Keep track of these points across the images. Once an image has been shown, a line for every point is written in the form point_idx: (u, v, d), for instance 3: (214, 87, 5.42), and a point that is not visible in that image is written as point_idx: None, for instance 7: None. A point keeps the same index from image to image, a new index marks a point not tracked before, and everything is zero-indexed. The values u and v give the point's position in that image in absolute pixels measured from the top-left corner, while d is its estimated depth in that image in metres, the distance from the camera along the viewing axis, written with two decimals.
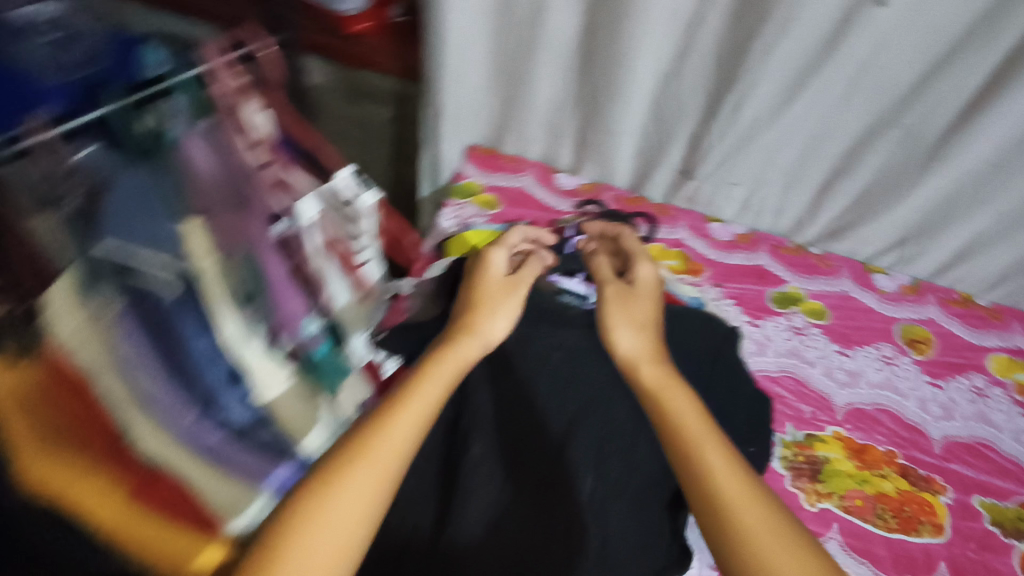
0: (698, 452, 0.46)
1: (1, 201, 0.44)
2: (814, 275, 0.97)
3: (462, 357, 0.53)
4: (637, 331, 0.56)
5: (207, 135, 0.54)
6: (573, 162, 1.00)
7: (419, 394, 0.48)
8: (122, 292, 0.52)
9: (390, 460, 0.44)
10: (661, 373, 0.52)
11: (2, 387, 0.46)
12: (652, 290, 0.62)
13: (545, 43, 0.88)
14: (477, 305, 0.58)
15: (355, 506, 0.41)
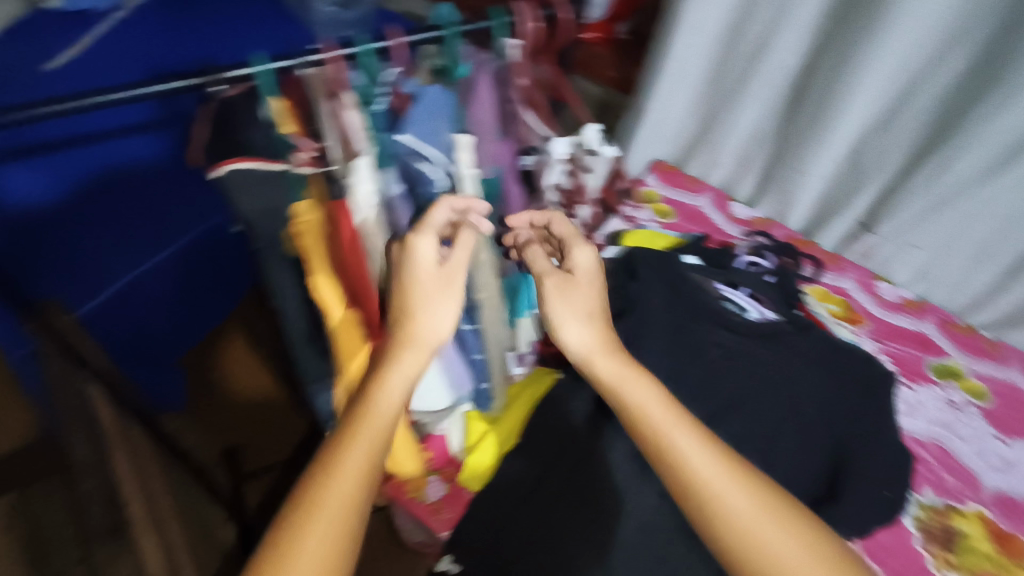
0: (703, 493, 0.48)
1: (342, 82, 0.55)
2: (983, 358, 0.92)
3: (407, 362, 0.54)
4: (588, 322, 0.59)
5: (495, 72, 0.61)
6: (752, 194, 1.06)
7: (382, 381, 0.53)
8: (402, 175, 0.60)
9: (373, 435, 0.50)
10: (618, 364, 0.56)
11: (308, 218, 0.55)
12: (593, 274, 0.63)
13: (760, 76, 0.90)
14: (409, 293, 0.56)
15: (355, 479, 0.47)
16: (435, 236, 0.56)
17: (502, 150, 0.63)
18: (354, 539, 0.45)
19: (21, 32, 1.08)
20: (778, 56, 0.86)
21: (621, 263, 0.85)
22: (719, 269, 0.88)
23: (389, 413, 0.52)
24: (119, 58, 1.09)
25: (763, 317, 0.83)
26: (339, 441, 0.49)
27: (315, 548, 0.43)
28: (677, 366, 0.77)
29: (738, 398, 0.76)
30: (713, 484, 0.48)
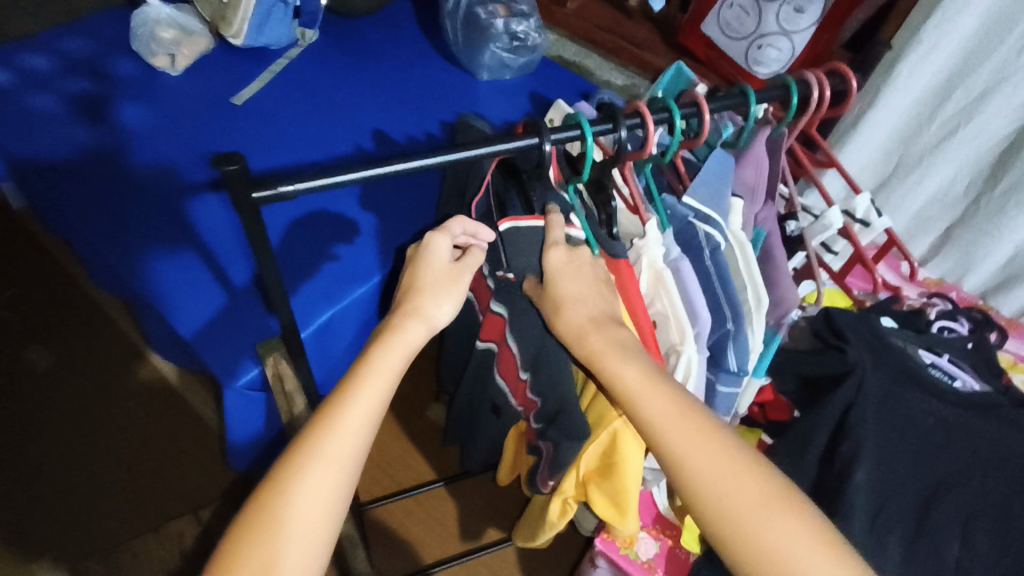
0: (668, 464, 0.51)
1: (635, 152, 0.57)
2: None
3: (406, 342, 0.55)
4: (567, 313, 0.55)
5: (771, 139, 0.62)
6: (926, 254, 1.04)
7: (381, 352, 0.54)
8: (682, 239, 0.59)
9: (361, 413, 0.51)
10: (606, 337, 0.55)
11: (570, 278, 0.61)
12: (559, 268, 0.56)
13: (964, 137, 0.89)
14: (415, 287, 0.58)
15: (341, 451, 0.50)
16: (451, 239, 0.59)
17: (768, 214, 0.63)
18: (337, 508, 0.50)
19: (206, 70, 1.12)
20: (988, 120, 0.86)
21: (818, 321, 0.84)
22: (919, 335, 0.85)
23: (381, 386, 0.53)
24: (295, 93, 1.12)
25: (976, 388, 0.81)
26: (327, 408, 0.51)
27: (292, 518, 0.48)
28: (892, 434, 0.75)
29: (962, 472, 0.74)
30: (676, 448, 0.50)
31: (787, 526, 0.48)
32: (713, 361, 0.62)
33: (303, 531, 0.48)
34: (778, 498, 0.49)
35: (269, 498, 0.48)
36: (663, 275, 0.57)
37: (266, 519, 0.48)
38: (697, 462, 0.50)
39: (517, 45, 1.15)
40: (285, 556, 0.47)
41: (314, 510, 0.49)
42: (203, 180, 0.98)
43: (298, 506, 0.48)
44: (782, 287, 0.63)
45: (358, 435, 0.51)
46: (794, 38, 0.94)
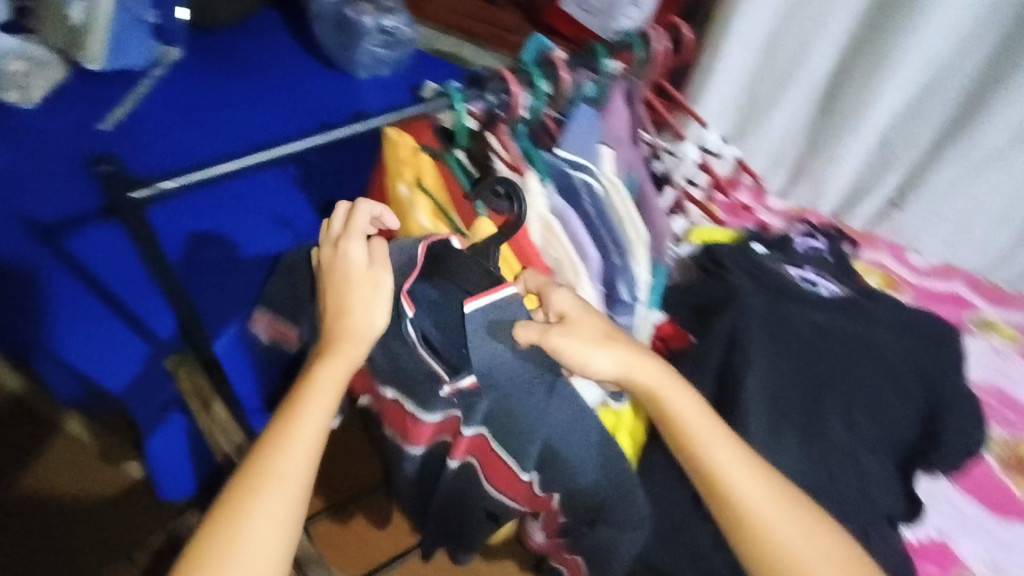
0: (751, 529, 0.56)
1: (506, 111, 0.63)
2: (1008, 307, 1.04)
3: (340, 364, 0.55)
4: (608, 347, 0.57)
5: (627, 90, 0.69)
6: (786, 186, 1.16)
7: (317, 381, 0.54)
8: (562, 187, 0.65)
9: (303, 449, 0.52)
10: (659, 373, 0.59)
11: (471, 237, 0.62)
12: (583, 311, 0.59)
13: (800, 78, 1.01)
14: (345, 305, 0.56)
15: (286, 488, 0.50)
16: (366, 243, 0.58)
17: (634, 158, 0.70)
18: (285, 547, 0.50)
19: (64, 100, 1.06)
20: (818, 60, 0.98)
21: (698, 257, 0.94)
22: (786, 253, 0.96)
23: (324, 407, 0.54)
24: (167, 112, 1.09)
25: (836, 291, 0.92)
26: (271, 440, 0.52)
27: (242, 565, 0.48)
28: (778, 343, 0.82)
29: (839, 365, 0.83)
30: (757, 512, 0.56)
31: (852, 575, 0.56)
32: (608, 298, 0.67)
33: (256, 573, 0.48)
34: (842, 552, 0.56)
35: (214, 542, 0.48)
36: (551, 224, 0.62)
37: (214, 567, 0.47)
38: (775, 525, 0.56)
39: (390, 41, 1.18)
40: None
41: (263, 552, 0.49)
42: (77, 212, 0.93)
43: (247, 539, 0.48)
44: (657, 222, 0.70)
45: (299, 461, 0.52)
46: (642, 5, 1.03)
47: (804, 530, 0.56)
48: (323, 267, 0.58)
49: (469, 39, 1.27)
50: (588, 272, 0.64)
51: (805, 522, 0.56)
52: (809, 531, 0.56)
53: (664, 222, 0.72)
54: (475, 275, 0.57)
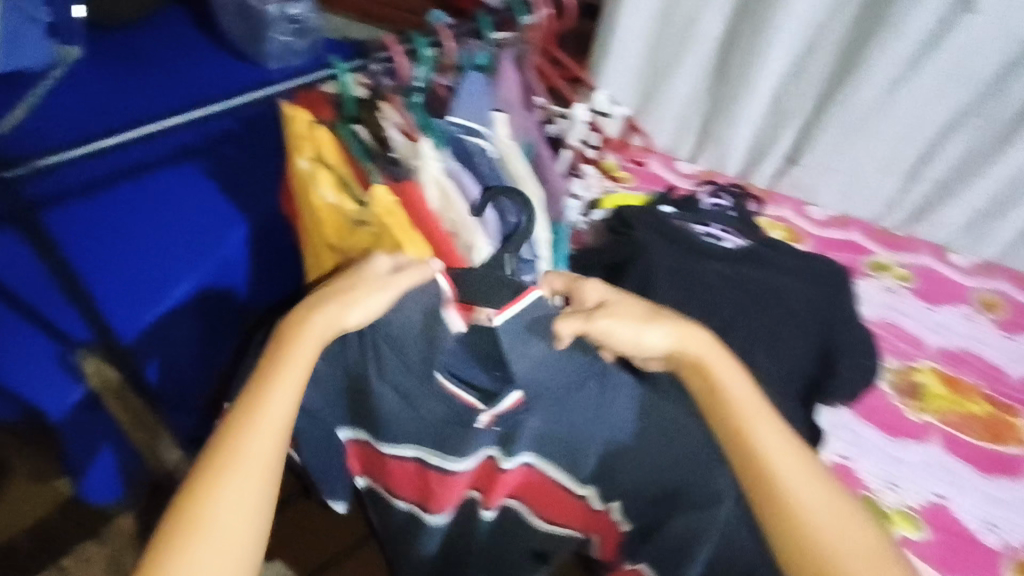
0: (789, 510, 0.53)
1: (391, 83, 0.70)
2: (899, 249, 1.12)
3: (309, 343, 0.57)
4: (653, 326, 0.59)
5: (514, 58, 0.72)
6: (694, 151, 1.22)
7: (288, 361, 0.56)
8: (457, 155, 0.67)
9: (273, 424, 0.54)
10: (708, 345, 0.60)
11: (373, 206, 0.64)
12: (629, 298, 0.61)
13: (694, 44, 1.06)
14: (325, 291, 0.59)
15: (257, 462, 0.52)
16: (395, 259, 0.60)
17: (528, 124, 0.73)
18: (258, 520, 0.51)
19: None
20: (708, 24, 1.04)
21: (610, 221, 0.98)
22: (691, 212, 1.01)
23: (294, 383, 0.56)
24: (67, 111, 1.06)
25: (738, 244, 0.98)
26: (242, 423, 0.53)
27: (215, 536, 0.49)
28: (682, 294, 0.87)
29: (742, 311, 0.88)
30: (794, 491, 0.54)
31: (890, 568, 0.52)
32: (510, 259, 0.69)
33: (228, 545, 0.49)
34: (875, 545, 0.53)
35: (187, 514, 0.49)
36: (447, 189, 0.64)
37: (188, 538, 0.48)
38: (811, 507, 0.53)
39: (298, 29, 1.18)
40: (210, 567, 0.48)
41: (235, 524, 0.50)
42: None
43: (219, 520, 0.49)
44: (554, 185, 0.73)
45: (268, 441, 0.53)
46: None
47: (841, 517, 0.53)
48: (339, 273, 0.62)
49: (381, 25, 1.28)
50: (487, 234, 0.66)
51: (843, 510, 0.54)
52: (844, 521, 0.53)
53: (562, 184, 0.75)
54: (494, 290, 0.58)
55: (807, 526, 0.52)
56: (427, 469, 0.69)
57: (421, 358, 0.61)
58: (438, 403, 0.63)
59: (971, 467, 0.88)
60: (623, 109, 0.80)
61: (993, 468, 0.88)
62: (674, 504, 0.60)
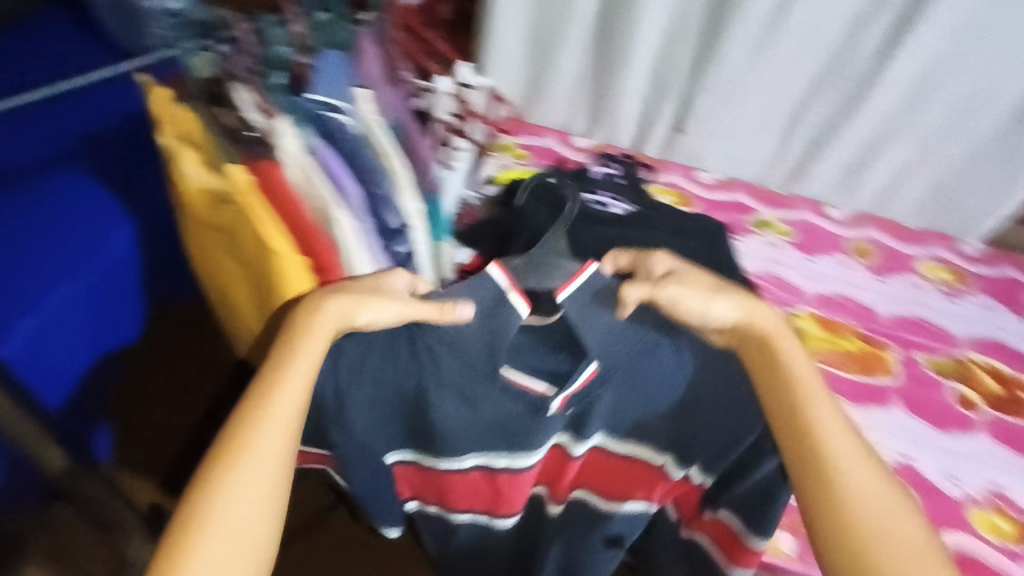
0: (838, 489, 0.53)
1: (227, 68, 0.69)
2: (780, 206, 1.20)
3: (312, 348, 0.57)
4: (721, 298, 0.61)
5: (374, 35, 0.74)
6: (588, 126, 1.26)
7: (291, 368, 0.56)
8: (319, 130, 0.68)
9: (276, 430, 0.54)
10: (776, 326, 0.61)
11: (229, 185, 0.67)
12: (692, 269, 0.64)
13: (573, 21, 1.10)
14: (336, 296, 0.60)
15: (261, 469, 0.52)
16: (411, 281, 0.64)
17: (395, 99, 0.74)
18: (263, 528, 0.51)
19: None
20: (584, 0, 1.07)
21: (502, 194, 1.01)
22: (581, 181, 1.05)
23: (299, 387, 0.56)
24: None
25: (625, 208, 1.02)
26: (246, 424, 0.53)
27: (217, 540, 0.49)
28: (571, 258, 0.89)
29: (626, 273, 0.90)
30: (847, 472, 0.54)
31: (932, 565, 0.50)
32: (380, 229, 0.72)
33: (231, 550, 0.49)
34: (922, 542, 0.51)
35: (192, 520, 0.49)
36: (306, 165, 0.66)
37: (191, 543, 0.48)
38: (862, 489, 0.53)
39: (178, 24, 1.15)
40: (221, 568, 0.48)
41: (242, 529, 0.50)
42: None
43: (227, 520, 0.49)
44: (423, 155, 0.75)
45: (273, 441, 0.53)
46: None
47: (891, 508, 0.52)
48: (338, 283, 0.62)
49: None
50: (350, 206, 0.68)
51: (895, 502, 0.52)
52: (895, 509, 0.52)
53: (434, 155, 0.77)
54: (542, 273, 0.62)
55: (856, 507, 0.52)
56: (493, 473, 0.69)
57: (486, 353, 0.59)
58: (510, 401, 0.62)
59: (846, 401, 0.95)
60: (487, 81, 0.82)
61: (866, 400, 0.96)
62: (758, 450, 0.62)
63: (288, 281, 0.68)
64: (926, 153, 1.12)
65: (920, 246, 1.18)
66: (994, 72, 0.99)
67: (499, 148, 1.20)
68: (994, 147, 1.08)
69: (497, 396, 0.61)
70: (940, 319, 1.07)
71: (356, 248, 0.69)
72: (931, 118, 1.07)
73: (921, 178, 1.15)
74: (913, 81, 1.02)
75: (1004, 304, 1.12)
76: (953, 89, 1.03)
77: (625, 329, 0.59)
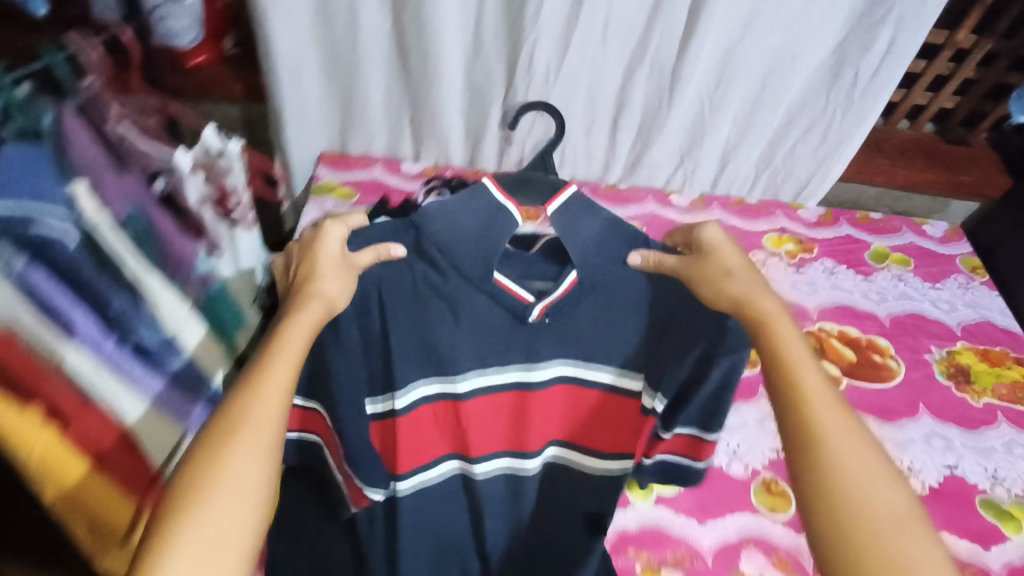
0: (832, 461, 0.50)
1: None
2: (626, 203, 1.16)
3: (304, 320, 0.57)
4: (737, 271, 0.61)
5: (79, 109, 0.57)
6: (415, 149, 1.16)
7: (284, 343, 0.55)
8: (21, 244, 0.52)
9: (275, 397, 0.52)
10: (772, 304, 0.58)
11: None
12: (729, 248, 0.63)
13: (366, 45, 0.99)
14: (313, 272, 0.59)
15: (260, 436, 0.50)
16: (348, 229, 0.61)
17: (129, 184, 0.61)
18: (263, 495, 0.49)
19: None
20: (369, 18, 0.96)
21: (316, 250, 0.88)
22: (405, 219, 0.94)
23: (293, 356, 0.55)
24: None
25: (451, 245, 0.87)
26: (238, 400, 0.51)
27: (222, 504, 0.47)
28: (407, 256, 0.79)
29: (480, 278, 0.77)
30: (835, 437, 0.51)
31: (922, 546, 0.46)
32: (136, 351, 0.63)
33: (233, 518, 0.47)
34: (910, 517, 0.48)
35: (197, 479, 0.47)
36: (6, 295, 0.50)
37: (195, 506, 0.46)
38: (851, 459, 0.50)
39: None
40: (204, 544, 0.45)
41: (237, 503, 0.47)
42: None
43: (225, 488, 0.47)
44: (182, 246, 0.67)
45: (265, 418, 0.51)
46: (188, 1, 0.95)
47: (887, 483, 0.49)
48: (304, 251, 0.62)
49: None
50: (84, 339, 0.56)
51: (885, 478, 0.49)
52: (885, 484, 0.49)
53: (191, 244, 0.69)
54: (537, 182, 0.61)
55: (847, 485, 0.49)
56: (455, 403, 0.67)
57: (481, 261, 0.60)
58: (492, 307, 0.62)
59: None
60: (240, 144, 0.72)
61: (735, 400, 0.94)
62: (710, 358, 0.62)
63: (28, 443, 0.53)
64: (745, 130, 1.08)
65: (763, 220, 1.18)
66: (789, 40, 0.96)
67: (318, 194, 1.08)
68: (806, 114, 1.05)
69: (481, 300, 0.62)
70: (791, 294, 1.08)
71: (105, 380, 0.59)
72: (742, 94, 1.03)
73: (751, 154, 1.13)
74: (721, 60, 0.99)
75: (847, 264, 1.14)
76: (757, 61, 0.99)
77: (603, 239, 0.61)
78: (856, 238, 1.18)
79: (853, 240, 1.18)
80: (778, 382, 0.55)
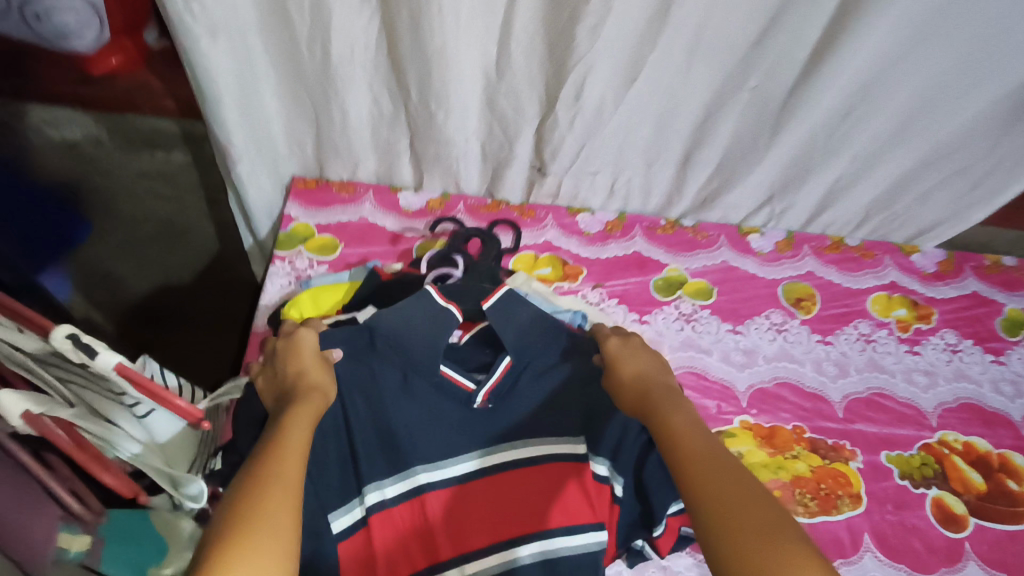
0: (712, 487, 0.46)
1: None
2: (694, 251, 0.89)
3: (310, 407, 0.54)
4: (634, 351, 0.63)
5: None
6: (416, 174, 0.86)
7: (298, 423, 0.51)
8: None
9: (292, 466, 0.47)
10: (664, 389, 0.58)
11: None
12: (631, 346, 0.63)
13: (342, 57, 0.69)
14: (302, 370, 0.58)
15: (281, 498, 0.44)
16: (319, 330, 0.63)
17: None
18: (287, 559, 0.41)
19: None
20: (346, 16, 0.65)
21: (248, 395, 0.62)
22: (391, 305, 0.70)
23: (301, 432, 0.50)
24: None
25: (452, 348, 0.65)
26: (263, 459, 0.46)
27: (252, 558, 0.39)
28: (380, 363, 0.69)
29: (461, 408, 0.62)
30: (709, 469, 0.47)
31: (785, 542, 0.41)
32: None
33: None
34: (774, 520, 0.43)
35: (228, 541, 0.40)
36: None
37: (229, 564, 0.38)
38: (723, 484, 0.46)
39: None
40: None
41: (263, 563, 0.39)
42: None
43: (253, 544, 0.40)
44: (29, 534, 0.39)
45: (295, 467, 0.47)
46: None
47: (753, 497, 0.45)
48: (279, 354, 0.61)
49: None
50: None
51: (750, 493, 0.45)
52: (748, 498, 0.44)
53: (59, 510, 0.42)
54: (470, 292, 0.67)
55: (725, 504, 0.44)
56: (423, 496, 0.58)
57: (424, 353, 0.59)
58: (440, 399, 0.59)
59: None
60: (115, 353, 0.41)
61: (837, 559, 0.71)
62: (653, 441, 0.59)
63: None
64: (867, 168, 0.80)
65: (868, 273, 0.91)
66: (965, 63, 0.66)
67: (285, 248, 0.81)
68: (955, 158, 0.77)
69: (427, 392, 0.59)
70: (906, 390, 0.83)
71: None
72: (879, 127, 0.74)
73: (866, 194, 0.84)
74: (857, 88, 0.69)
75: (974, 339, 0.88)
76: (910, 86, 0.69)
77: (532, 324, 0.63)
78: (986, 299, 0.91)
79: (982, 301, 0.91)
80: (668, 438, 0.51)
